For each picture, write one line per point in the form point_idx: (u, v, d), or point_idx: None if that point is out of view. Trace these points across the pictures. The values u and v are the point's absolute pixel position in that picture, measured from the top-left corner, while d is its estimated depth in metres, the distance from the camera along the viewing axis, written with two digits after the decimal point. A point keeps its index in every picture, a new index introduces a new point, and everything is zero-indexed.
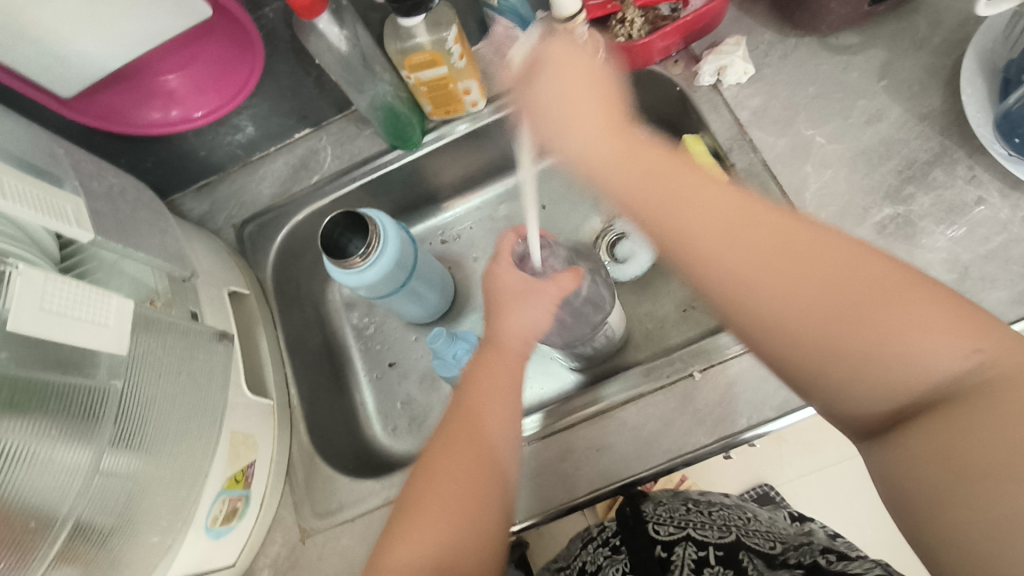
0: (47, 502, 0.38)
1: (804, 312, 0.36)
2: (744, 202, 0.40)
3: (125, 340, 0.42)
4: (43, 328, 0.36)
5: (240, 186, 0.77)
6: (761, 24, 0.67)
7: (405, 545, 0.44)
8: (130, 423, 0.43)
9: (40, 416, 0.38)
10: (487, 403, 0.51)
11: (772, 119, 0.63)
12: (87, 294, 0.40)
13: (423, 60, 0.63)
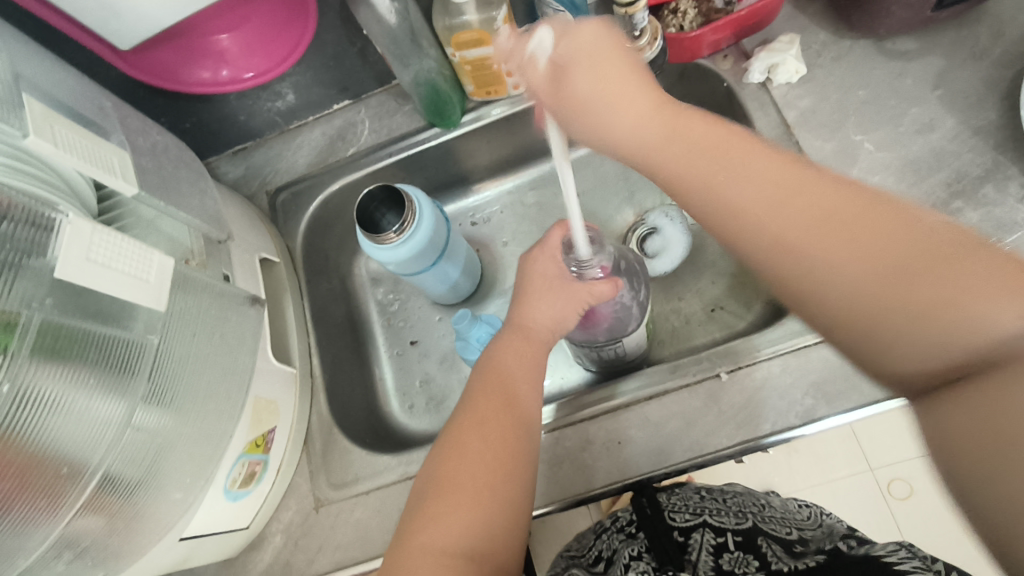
0: (80, 451, 0.38)
1: (856, 282, 0.36)
2: (795, 176, 0.39)
3: (165, 297, 0.42)
4: (88, 279, 0.36)
5: (277, 153, 0.77)
6: (817, 23, 0.65)
7: (433, 523, 0.43)
8: (161, 380, 0.43)
9: (80, 364, 0.37)
10: (517, 390, 0.51)
11: (820, 122, 0.62)
12: (131, 248, 0.40)
13: (470, 38, 0.63)
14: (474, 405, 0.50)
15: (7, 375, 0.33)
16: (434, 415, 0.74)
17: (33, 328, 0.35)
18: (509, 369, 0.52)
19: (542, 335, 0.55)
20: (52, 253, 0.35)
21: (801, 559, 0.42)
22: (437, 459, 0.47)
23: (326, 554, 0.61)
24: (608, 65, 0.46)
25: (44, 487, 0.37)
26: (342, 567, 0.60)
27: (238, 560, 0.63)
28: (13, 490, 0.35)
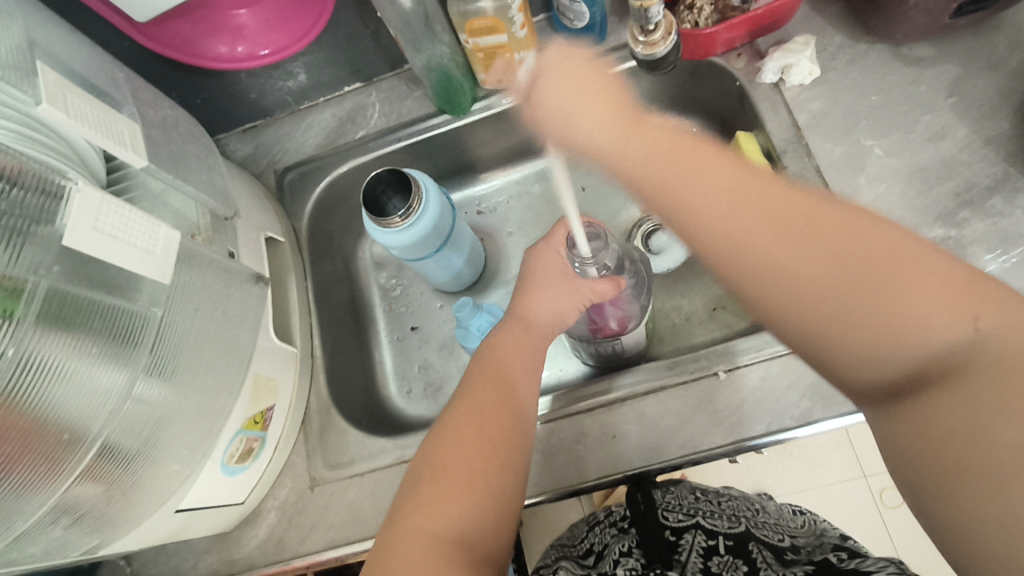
0: (80, 418, 0.39)
1: (813, 289, 0.35)
2: (748, 179, 0.38)
3: (171, 270, 0.43)
4: (96, 248, 0.36)
5: (286, 133, 0.77)
6: (833, 25, 0.65)
7: (424, 507, 0.43)
8: (163, 353, 0.44)
9: (84, 332, 0.38)
10: (513, 380, 0.51)
11: (831, 125, 0.61)
12: (139, 220, 0.40)
13: (484, 25, 0.63)
14: (471, 392, 0.50)
15: (11, 340, 0.34)
16: (431, 401, 0.74)
17: (39, 295, 0.35)
18: (507, 359, 0.52)
19: (540, 326, 0.55)
20: (61, 221, 0.35)
21: (792, 567, 0.42)
22: (431, 443, 0.48)
23: (319, 533, 0.62)
24: (580, 77, 0.49)
25: (44, 453, 0.37)
26: (335, 546, 0.61)
27: (232, 535, 0.64)
28: (13, 453, 0.35)
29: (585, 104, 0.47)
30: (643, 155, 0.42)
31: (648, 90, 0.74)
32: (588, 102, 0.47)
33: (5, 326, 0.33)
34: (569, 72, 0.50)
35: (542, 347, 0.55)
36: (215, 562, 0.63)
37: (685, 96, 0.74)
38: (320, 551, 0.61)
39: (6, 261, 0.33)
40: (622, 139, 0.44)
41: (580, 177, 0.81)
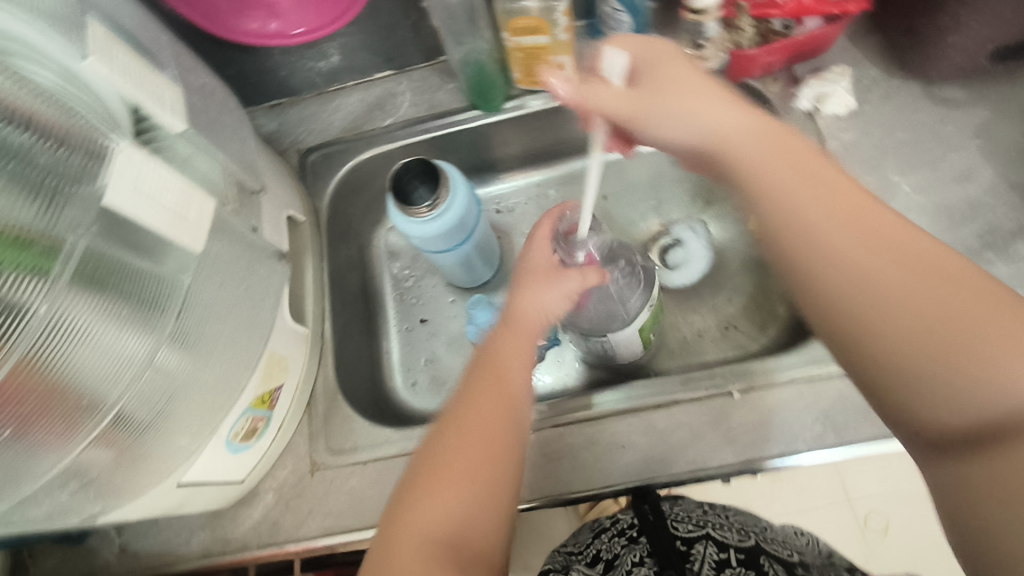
0: (100, 383, 0.38)
1: (897, 314, 0.34)
2: (854, 198, 0.39)
3: (202, 239, 0.41)
4: (136, 209, 0.35)
5: (313, 113, 0.77)
6: (871, 59, 0.65)
7: (427, 505, 0.43)
8: (187, 323, 0.43)
9: (114, 297, 0.37)
10: (508, 382, 0.49)
11: (862, 157, 0.62)
12: (178, 185, 0.39)
13: (528, 25, 0.62)
14: (468, 392, 0.49)
15: (43, 298, 0.33)
16: (435, 395, 0.74)
17: (75, 253, 0.34)
18: (502, 359, 0.50)
19: (533, 327, 0.53)
20: (103, 179, 0.35)
21: None
22: (436, 438, 0.47)
23: (316, 519, 0.62)
24: (667, 63, 0.50)
25: (61, 414, 0.36)
26: (332, 533, 0.61)
27: (228, 513, 0.64)
28: (29, 413, 0.34)
29: (664, 78, 0.49)
30: (764, 142, 0.43)
31: None
32: (687, 93, 0.47)
33: (38, 283, 0.32)
34: (666, 61, 0.50)
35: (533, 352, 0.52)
36: (209, 540, 0.63)
37: None
38: (316, 537, 0.61)
39: (44, 217, 0.33)
40: (736, 130, 0.45)
41: (602, 184, 0.81)
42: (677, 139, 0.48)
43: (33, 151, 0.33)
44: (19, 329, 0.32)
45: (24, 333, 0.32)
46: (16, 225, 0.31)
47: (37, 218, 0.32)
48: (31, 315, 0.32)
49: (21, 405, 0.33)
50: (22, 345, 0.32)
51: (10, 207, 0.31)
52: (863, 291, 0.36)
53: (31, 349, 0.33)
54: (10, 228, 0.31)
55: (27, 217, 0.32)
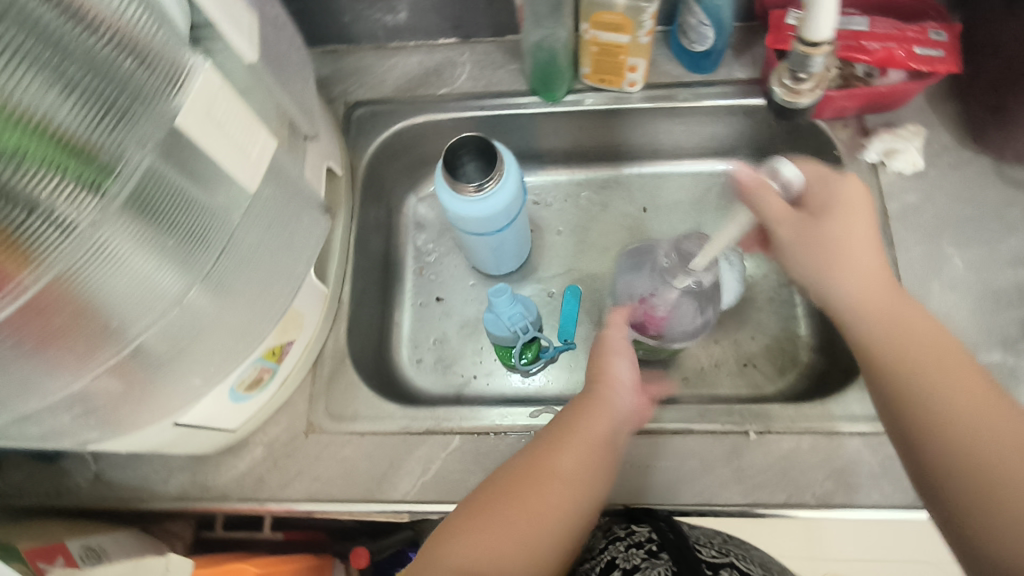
0: (129, 314, 0.36)
1: (1005, 482, 0.38)
2: (970, 371, 0.42)
3: (259, 179, 0.39)
4: (204, 137, 0.33)
5: (368, 66, 0.74)
6: (944, 124, 0.64)
7: (471, 537, 0.44)
8: (223, 262, 0.40)
9: (159, 226, 0.34)
10: (575, 464, 0.48)
11: (918, 221, 0.61)
12: (246, 117, 0.37)
13: (612, 20, 0.60)
14: (535, 456, 0.49)
15: (91, 217, 0.31)
16: (439, 377, 0.73)
17: (133, 176, 0.32)
18: (574, 439, 0.49)
19: (613, 413, 0.51)
20: (176, 96, 0.32)
21: None
22: (501, 476, 0.48)
23: (302, 482, 0.60)
24: (833, 200, 0.49)
25: (85, 338, 0.34)
26: (316, 500, 0.59)
27: (212, 459, 0.61)
28: (51, 331, 0.32)
29: (839, 224, 0.48)
30: (883, 299, 0.46)
31: (740, 131, 0.73)
32: (837, 237, 0.48)
33: (89, 200, 0.30)
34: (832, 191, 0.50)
35: (609, 449, 0.50)
36: (187, 483, 0.61)
37: (774, 149, 0.73)
38: (298, 501, 0.59)
39: (107, 133, 0.30)
40: (863, 282, 0.47)
41: (644, 196, 0.79)
42: (819, 270, 0.48)
43: (108, 59, 0.30)
44: (60, 244, 0.30)
45: (65, 251, 0.30)
46: (76, 136, 0.29)
47: (99, 132, 0.30)
48: (75, 232, 0.30)
49: (46, 322, 0.32)
50: (59, 262, 0.30)
51: (75, 115, 0.29)
52: (972, 455, 0.39)
53: (69, 268, 0.31)
54: (70, 138, 0.29)
55: (89, 130, 0.30)
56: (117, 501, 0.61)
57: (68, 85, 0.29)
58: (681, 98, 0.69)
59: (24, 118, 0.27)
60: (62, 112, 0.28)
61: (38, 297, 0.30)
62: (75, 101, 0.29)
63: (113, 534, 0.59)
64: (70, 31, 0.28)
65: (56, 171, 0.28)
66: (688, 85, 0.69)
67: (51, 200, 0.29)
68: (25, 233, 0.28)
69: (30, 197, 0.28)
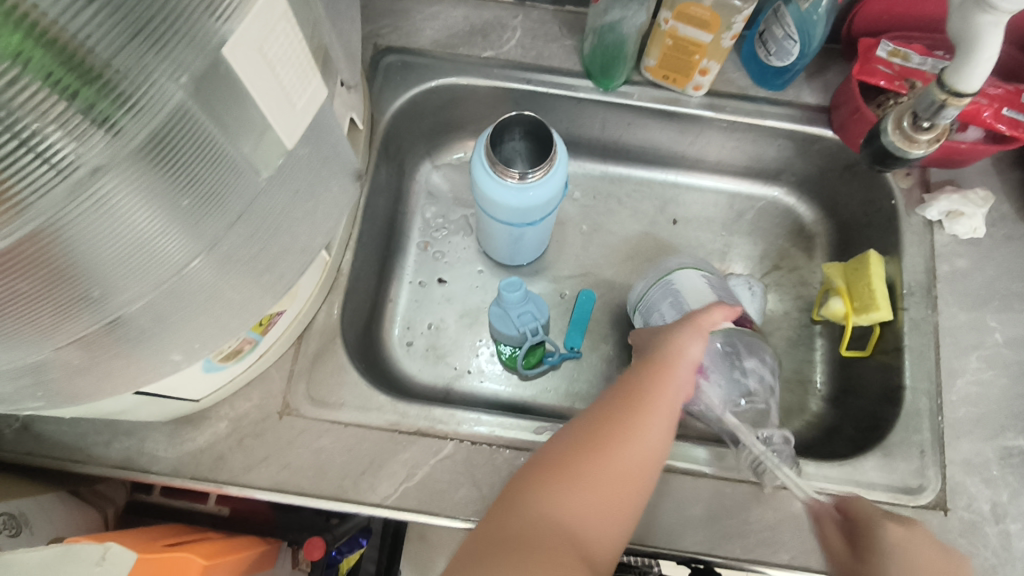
0: (115, 278, 0.31)
1: None
2: None
3: (297, 133, 0.36)
4: (247, 71, 0.29)
5: (405, 9, 0.66)
6: (1005, 192, 0.61)
7: (552, 505, 0.40)
8: (239, 231, 0.35)
9: (170, 180, 0.29)
10: (647, 438, 0.44)
11: (966, 289, 0.59)
12: (298, 60, 0.33)
13: (698, 15, 0.54)
14: (598, 424, 0.44)
15: (93, 160, 0.26)
16: (429, 365, 0.66)
17: (155, 115, 0.27)
18: (646, 411, 0.45)
19: (679, 386, 0.47)
20: (226, 16, 0.28)
21: None
22: (560, 445, 0.44)
23: (269, 468, 0.53)
24: None
25: (63, 298, 0.30)
26: (281, 490, 0.52)
27: (167, 428, 0.54)
28: (29, 283, 0.28)
29: None
30: None
31: (790, 159, 0.69)
32: None
33: (95, 136, 0.26)
34: None
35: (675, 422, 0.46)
36: (133, 449, 0.53)
37: (822, 183, 0.69)
38: (258, 489, 0.52)
39: (133, 61, 0.26)
40: None
41: (676, 207, 0.74)
42: None
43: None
44: (52, 182, 0.25)
45: (47, 191, 0.25)
46: (92, 58, 0.24)
47: (122, 59, 0.25)
48: (72, 172, 0.26)
49: (24, 271, 0.27)
50: (47, 204, 0.26)
51: (97, 33, 0.24)
52: None
53: (57, 212, 0.26)
54: (84, 60, 0.24)
55: (110, 54, 0.25)
56: (47, 459, 0.53)
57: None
58: (742, 112, 0.64)
59: (36, 26, 0.22)
60: (79, 28, 0.24)
61: (18, 241, 0.26)
62: (101, 17, 0.24)
63: (36, 497, 0.51)
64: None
65: (61, 95, 0.24)
66: (752, 99, 0.64)
67: (48, 132, 0.24)
68: (10, 166, 0.24)
69: (25, 125, 0.23)
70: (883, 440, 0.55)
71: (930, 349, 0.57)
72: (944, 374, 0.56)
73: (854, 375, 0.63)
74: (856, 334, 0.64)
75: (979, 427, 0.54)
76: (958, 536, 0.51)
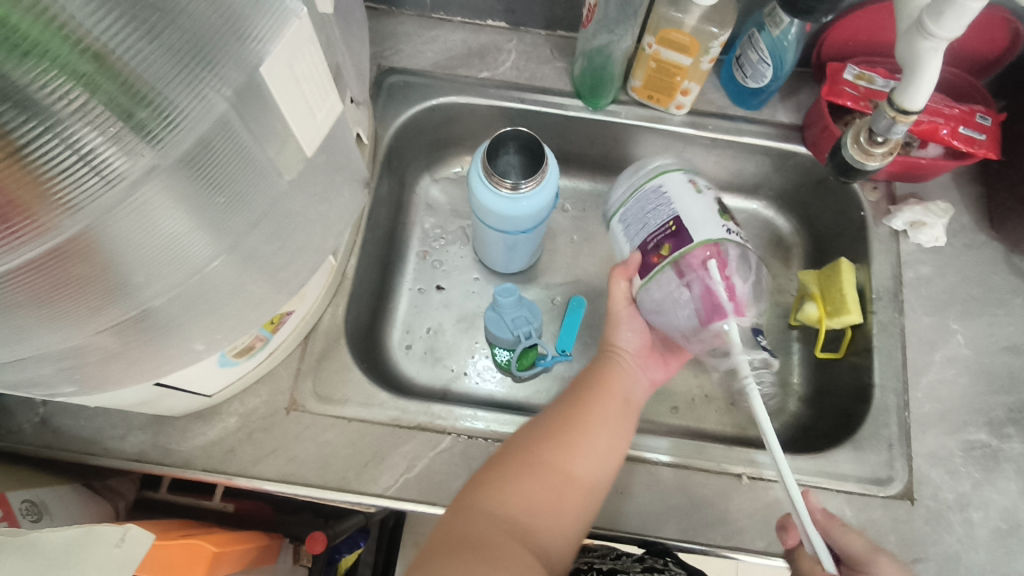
0: (149, 275, 0.34)
1: None
2: None
3: (315, 142, 0.40)
4: (277, 86, 0.33)
5: (406, 33, 0.70)
6: (965, 205, 0.66)
7: (506, 494, 0.45)
8: (260, 233, 0.39)
9: (202, 186, 0.33)
10: (603, 430, 0.50)
11: (930, 294, 0.63)
12: (321, 78, 0.37)
13: (679, 41, 0.59)
14: (551, 421, 0.50)
15: (145, 170, 0.30)
16: (427, 367, 0.69)
17: (197, 128, 0.31)
18: (599, 405, 0.51)
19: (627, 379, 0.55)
20: (263, 39, 0.32)
21: None
22: (511, 445, 0.49)
23: (276, 461, 0.56)
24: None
25: (102, 288, 0.33)
26: (288, 481, 0.55)
27: (179, 423, 0.57)
28: (75, 274, 0.31)
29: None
30: None
31: (767, 174, 0.73)
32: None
33: (144, 149, 0.29)
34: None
35: (630, 411, 0.53)
36: (147, 443, 0.56)
37: (798, 196, 0.74)
38: (265, 480, 0.55)
39: (178, 83, 0.30)
40: None
41: None
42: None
43: (195, 10, 0.30)
44: (103, 188, 0.29)
45: (101, 198, 0.29)
46: (141, 80, 0.28)
47: (169, 81, 0.29)
48: (124, 180, 0.29)
49: (72, 263, 0.31)
50: (96, 208, 0.29)
51: (145, 57, 0.28)
52: None
53: (105, 212, 0.30)
54: (134, 82, 0.28)
55: (157, 77, 0.29)
56: (63, 452, 0.56)
57: (147, 29, 0.28)
58: (722, 129, 0.68)
59: (90, 49, 0.27)
60: (128, 53, 0.28)
61: (72, 237, 0.29)
62: (152, 46, 0.29)
63: (54, 488, 0.53)
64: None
65: (115, 112, 0.28)
66: (730, 118, 0.68)
67: (101, 143, 0.28)
68: (65, 172, 0.27)
69: (80, 137, 0.27)
70: (854, 435, 0.59)
71: (897, 350, 0.61)
72: (909, 373, 0.60)
73: (829, 375, 0.67)
74: (830, 337, 0.67)
75: (942, 422, 0.58)
76: (925, 523, 0.54)
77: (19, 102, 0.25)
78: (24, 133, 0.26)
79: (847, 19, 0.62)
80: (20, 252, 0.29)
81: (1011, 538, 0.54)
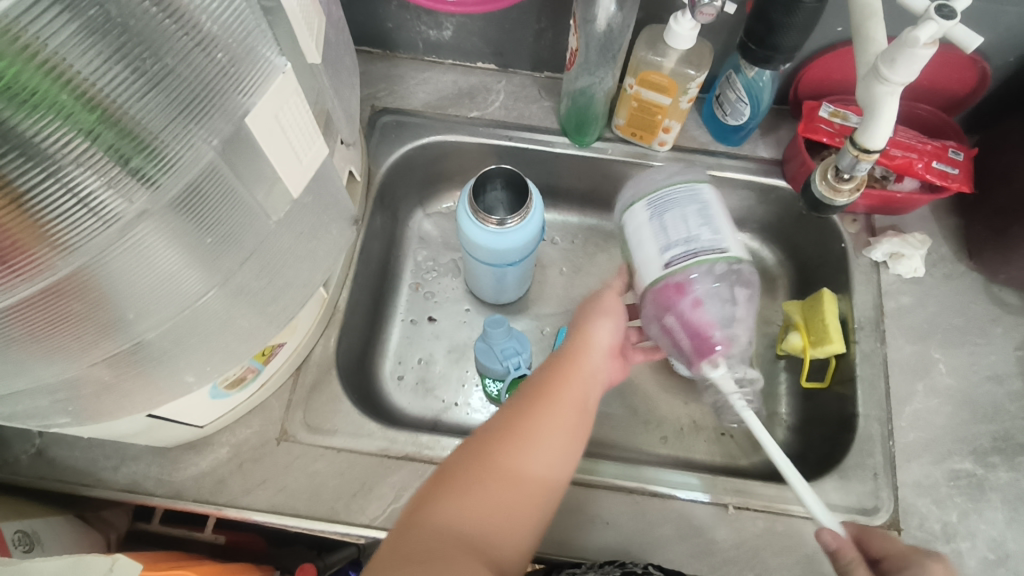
0: (138, 308, 0.36)
1: None
2: None
3: (303, 184, 0.42)
4: (263, 134, 0.35)
5: (400, 75, 0.74)
6: (943, 237, 0.68)
7: (456, 505, 0.43)
8: (248, 268, 0.41)
9: (187, 224, 0.35)
10: (558, 434, 0.48)
11: (911, 324, 0.64)
12: (307, 125, 0.39)
13: (658, 82, 0.61)
14: (506, 424, 0.48)
15: (138, 211, 0.32)
16: (418, 398, 0.70)
17: (188, 173, 0.33)
18: (550, 411, 0.48)
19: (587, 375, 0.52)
20: (251, 92, 0.34)
21: None
22: (462, 450, 0.47)
23: (266, 491, 0.56)
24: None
25: (96, 323, 0.35)
26: (278, 512, 0.56)
27: (171, 453, 0.58)
28: (71, 308, 0.33)
29: None
30: None
31: (751, 207, 0.75)
32: None
33: (139, 192, 0.31)
34: None
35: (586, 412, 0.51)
36: (140, 474, 0.57)
37: (781, 229, 0.75)
38: (255, 511, 0.56)
39: (174, 132, 0.32)
40: None
41: None
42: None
43: (196, 62, 0.31)
44: (100, 228, 0.31)
45: (95, 237, 0.31)
46: (143, 131, 0.30)
47: (167, 130, 0.31)
48: (120, 220, 0.31)
49: (66, 299, 0.32)
50: (92, 247, 0.31)
51: (149, 111, 0.30)
52: None
53: (100, 250, 0.31)
54: (134, 131, 0.30)
55: (158, 128, 0.31)
56: (57, 483, 0.57)
57: (153, 86, 0.30)
58: (705, 164, 0.70)
59: (99, 105, 0.28)
60: (133, 106, 0.29)
61: (68, 274, 0.31)
62: (155, 99, 0.30)
63: (46, 518, 0.54)
64: (166, 27, 0.29)
65: (114, 158, 0.30)
66: (712, 153, 0.71)
67: (100, 188, 0.30)
68: (64, 216, 0.29)
69: (81, 182, 0.29)
70: (839, 464, 0.59)
71: (880, 379, 0.62)
72: (893, 402, 0.61)
73: (815, 405, 0.67)
74: (815, 366, 0.68)
75: (927, 451, 0.58)
76: None
77: (26, 151, 0.27)
78: (26, 179, 0.27)
79: (819, 61, 0.64)
80: (17, 290, 0.30)
81: (1000, 569, 0.54)
